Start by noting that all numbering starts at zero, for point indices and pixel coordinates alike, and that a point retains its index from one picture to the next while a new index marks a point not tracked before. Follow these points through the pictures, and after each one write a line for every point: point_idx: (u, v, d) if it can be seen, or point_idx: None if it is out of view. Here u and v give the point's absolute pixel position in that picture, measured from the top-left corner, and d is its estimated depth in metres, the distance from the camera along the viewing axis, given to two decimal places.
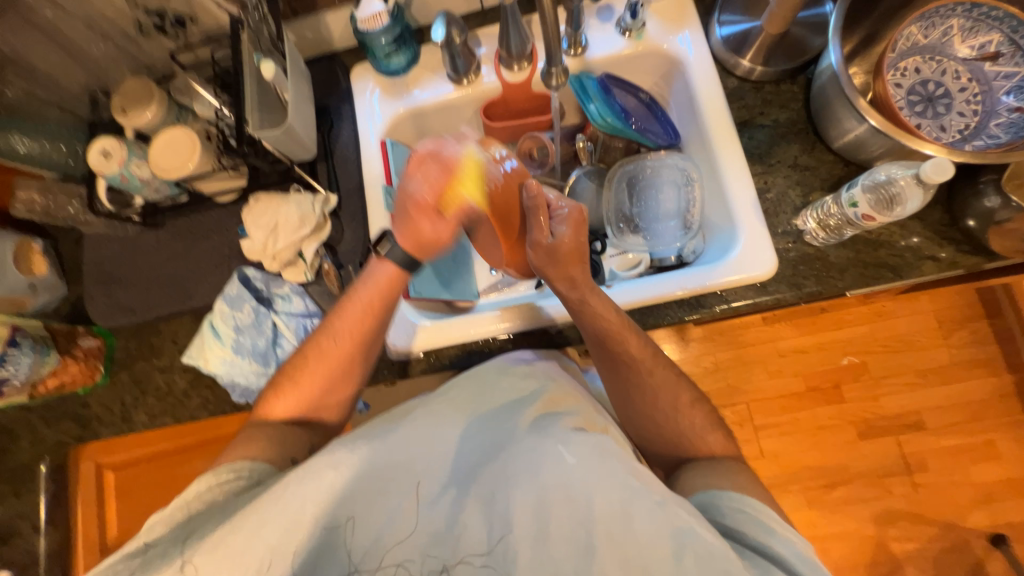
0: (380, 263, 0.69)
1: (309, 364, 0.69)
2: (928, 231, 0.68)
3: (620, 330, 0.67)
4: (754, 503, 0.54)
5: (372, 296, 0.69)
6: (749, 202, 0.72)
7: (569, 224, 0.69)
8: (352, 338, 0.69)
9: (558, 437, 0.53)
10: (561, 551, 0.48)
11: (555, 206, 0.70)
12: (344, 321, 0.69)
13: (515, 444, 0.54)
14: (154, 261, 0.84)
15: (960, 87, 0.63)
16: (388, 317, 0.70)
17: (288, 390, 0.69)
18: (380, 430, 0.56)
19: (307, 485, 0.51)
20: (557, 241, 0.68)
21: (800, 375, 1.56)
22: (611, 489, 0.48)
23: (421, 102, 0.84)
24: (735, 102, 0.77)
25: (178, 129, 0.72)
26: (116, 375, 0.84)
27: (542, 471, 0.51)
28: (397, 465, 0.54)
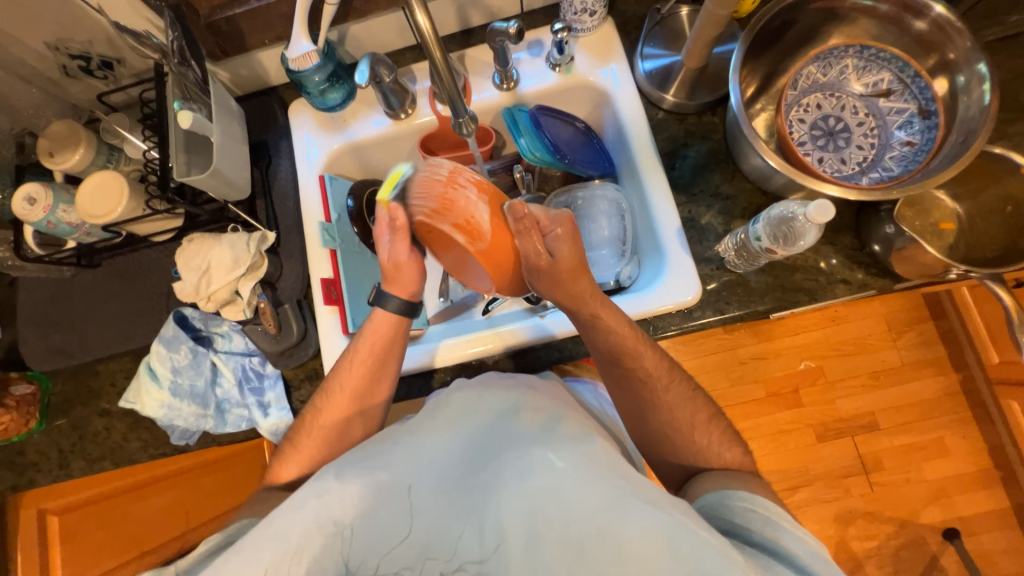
0: (376, 314, 0.69)
1: (310, 428, 0.67)
2: (840, 254, 0.72)
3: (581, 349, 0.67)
4: (765, 503, 0.52)
5: (374, 347, 0.68)
6: (673, 229, 0.75)
7: (564, 235, 0.62)
8: (356, 390, 0.68)
9: (549, 443, 0.54)
10: (554, 552, 0.47)
11: (545, 223, 0.62)
12: (344, 370, 0.68)
13: (506, 453, 0.55)
14: (90, 302, 0.83)
15: (858, 122, 0.67)
16: (390, 366, 0.69)
17: (292, 454, 0.67)
18: (367, 454, 0.54)
19: (300, 510, 0.49)
20: (555, 257, 0.62)
21: (760, 382, 1.60)
22: (601, 488, 0.49)
23: (359, 137, 0.85)
24: (660, 133, 0.80)
25: (107, 173, 0.72)
26: (54, 420, 0.82)
27: (532, 475, 0.52)
28: (385, 480, 0.51)
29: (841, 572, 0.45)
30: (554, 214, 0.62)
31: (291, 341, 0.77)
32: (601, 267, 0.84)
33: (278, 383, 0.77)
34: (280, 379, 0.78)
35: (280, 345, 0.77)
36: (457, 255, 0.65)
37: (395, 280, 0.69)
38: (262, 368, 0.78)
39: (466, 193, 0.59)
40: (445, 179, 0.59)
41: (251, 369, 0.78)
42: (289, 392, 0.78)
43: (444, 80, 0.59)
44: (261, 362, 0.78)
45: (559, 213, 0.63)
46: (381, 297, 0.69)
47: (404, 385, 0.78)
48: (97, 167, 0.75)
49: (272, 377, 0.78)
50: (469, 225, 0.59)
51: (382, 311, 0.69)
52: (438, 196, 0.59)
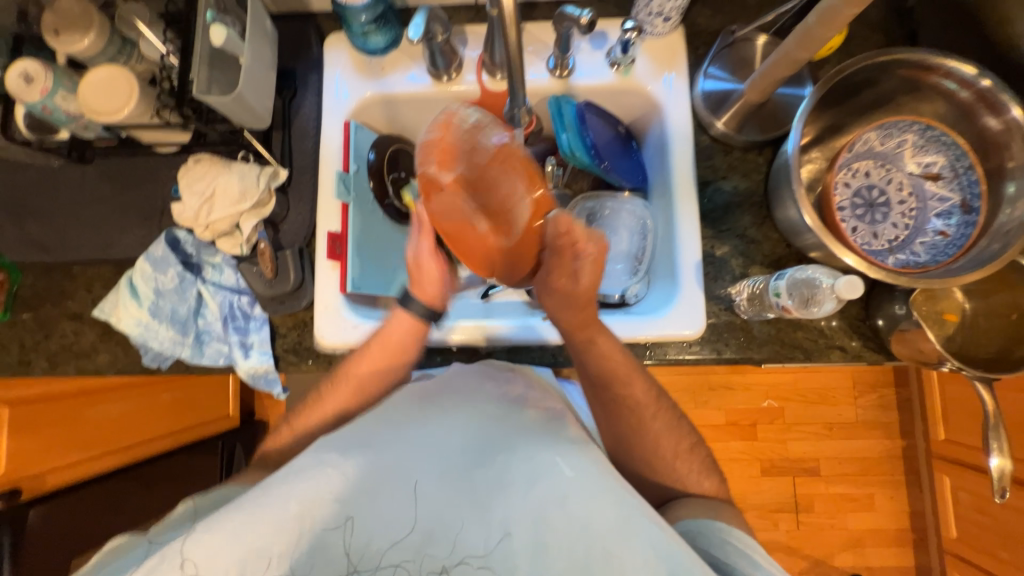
0: (400, 318, 0.68)
1: (312, 409, 0.69)
2: (844, 321, 0.73)
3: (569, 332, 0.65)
4: (742, 536, 0.55)
5: (389, 345, 0.68)
6: (692, 261, 0.74)
7: (593, 258, 0.61)
8: (370, 379, 0.68)
9: (556, 447, 0.53)
10: (558, 566, 0.48)
11: (582, 245, 0.60)
12: (353, 363, 0.68)
13: (512, 446, 0.55)
14: (76, 200, 0.78)
15: (899, 199, 0.67)
16: (403, 367, 0.69)
17: (286, 434, 0.69)
18: (369, 437, 0.54)
19: (301, 480, 0.49)
20: (577, 279, 0.62)
21: (724, 411, 1.65)
22: (610, 506, 0.49)
23: (395, 90, 0.80)
24: (703, 161, 0.78)
25: (115, 68, 0.65)
26: (20, 314, 0.79)
27: (539, 481, 0.51)
28: (388, 464, 0.52)
29: None
30: (594, 237, 0.60)
31: (286, 288, 0.74)
32: (609, 279, 0.83)
33: (264, 326, 0.75)
34: (266, 323, 0.75)
35: (274, 291, 0.74)
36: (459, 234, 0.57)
37: (426, 284, 0.69)
38: (249, 309, 0.75)
39: (513, 175, 0.55)
40: (493, 153, 0.55)
41: (238, 308, 0.75)
42: (273, 338, 0.76)
43: (516, 72, 0.57)
44: (250, 303, 0.75)
45: (598, 236, 0.61)
46: (406, 300, 0.69)
47: None
48: (105, 58, 0.69)
49: (258, 320, 0.75)
50: (503, 216, 0.56)
51: (404, 316, 0.68)
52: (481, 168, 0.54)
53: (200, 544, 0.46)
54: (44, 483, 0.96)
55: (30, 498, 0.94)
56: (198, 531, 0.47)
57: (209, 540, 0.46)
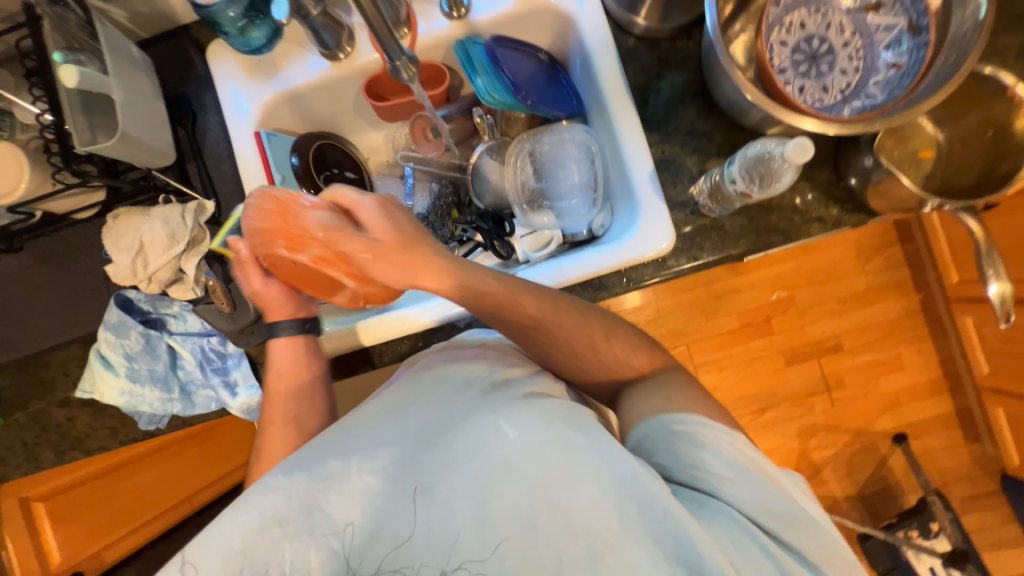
0: (275, 345, 0.71)
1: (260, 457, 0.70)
2: (817, 191, 0.69)
3: (510, 299, 0.60)
4: (683, 420, 0.55)
5: (280, 376, 0.70)
6: (645, 174, 0.70)
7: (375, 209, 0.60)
8: (285, 402, 0.70)
9: (498, 411, 0.52)
10: (507, 528, 0.48)
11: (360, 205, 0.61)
12: (270, 405, 0.71)
13: (452, 422, 0.54)
14: (20, 290, 0.76)
15: (843, 42, 0.61)
16: (307, 380, 0.71)
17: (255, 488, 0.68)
18: (311, 455, 0.54)
19: (255, 505, 0.51)
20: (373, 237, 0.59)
21: (735, 314, 1.62)
22: (555, 455, 0.50)
23: (295, 83, 0.75)
24: (632, 64, 0.73)
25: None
26: (11, 415, 0.79)
27: (483, 450, 0.50)
28: (331, 476, 0.52)
29: (753, 480, 0.52)
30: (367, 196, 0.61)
31: (250, 318, 0.71)
32: (571, 217, 0.78)
33: (243, 361, 0.74)
34: (244, 357, 0.75)
35: (237, 324, 0.71)
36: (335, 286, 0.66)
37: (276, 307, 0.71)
38: (223, 348, 0.75)
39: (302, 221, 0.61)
40: (277, 209, 0.61)
41: (211, 350, 0.74)
42: (255, 369, 0.75)
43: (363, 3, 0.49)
44: (221, 342, 0.75)
45: (364, 198, 0.60)
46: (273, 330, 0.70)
47: (373, 353, 0.73)
48: None
49: (235, 357, 0.75)
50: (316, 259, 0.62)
51: (278, 341, 0.71)
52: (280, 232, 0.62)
53: (195, 546, 0.51)
54: (103, 559, 1.04)
55: (92, 575, 1.02)
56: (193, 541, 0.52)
57: (200, 545, 0.51)
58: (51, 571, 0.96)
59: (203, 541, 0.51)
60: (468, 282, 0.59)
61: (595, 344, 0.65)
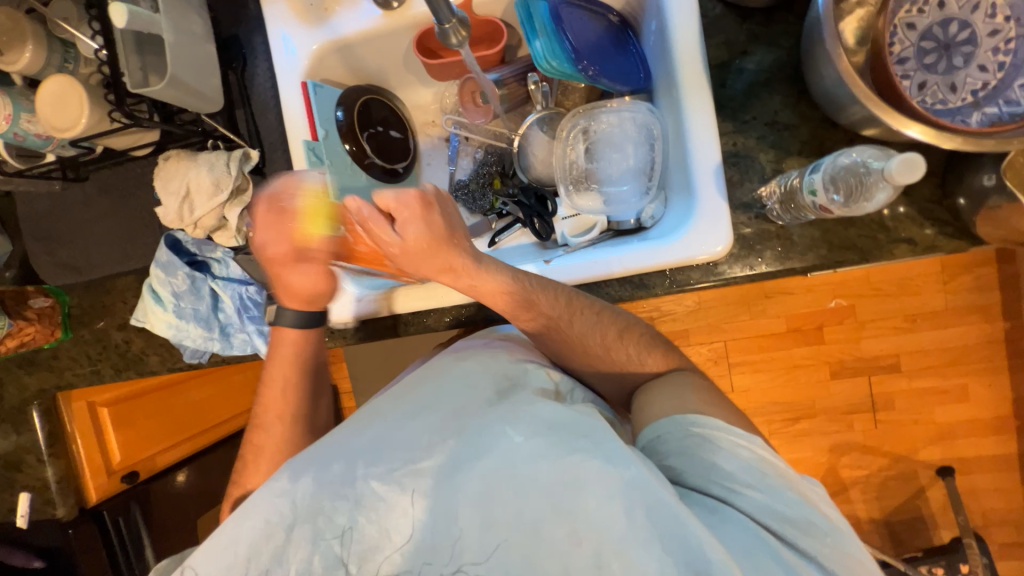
0: (280, 333, 0.69)
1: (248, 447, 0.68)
2: (911, 207, 0.59)
3: (525, 301, 0.61)
4: (703, 424, 0.51)
5: (290, 350, 0.69)
6: (710, 166, 0.62)
7: (408, 213, 0.58)
8: (294, 383, 0.69)
9: (505, 416, 0.52)
10: (512, 539, 0.46)
11: (397, 208, 0.58)
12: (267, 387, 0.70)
13: (460, 426, 0.52)
14: (85, 218, 0.81)
15: (991, 30, 0.49)
16: (317, 367, 0.71)
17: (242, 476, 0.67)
18: (314, 452, 0.54)
19: (264, 500, 0.50)
20: (406, 241, 0.59)
21: (785, 317, 1.50)
22: (560, 463, 0.48)
23: (345, 32, 0.71)
24: (715, 37, 0.63)
25: (63, 78, 0.63)
26: (77, 331, 0.87)
27: (488, 452, 0.50)
28: (339, 478, 0.50)
29: (773, 482, 0.48)
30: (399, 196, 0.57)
31: None
32: (618, 205, 0.72)
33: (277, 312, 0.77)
34: None
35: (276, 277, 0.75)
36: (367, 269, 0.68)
37: (303, 300, 0.68)
38: (259, 298, 0.78)
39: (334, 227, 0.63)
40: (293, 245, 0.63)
41: (249, 299, 0.78)
42: None
43: None
44: (258, 292, 0.78)
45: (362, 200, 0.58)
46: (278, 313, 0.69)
47: (400, 322, 0.73)
48: (54, 68, 0.66)
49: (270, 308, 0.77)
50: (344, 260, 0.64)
51: (283, 329, 0.69)
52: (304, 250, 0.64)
53: (199, 555, 0.50)
54: (156, 463, 1.15)
55: (147, 476, 1.12)
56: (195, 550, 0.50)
57: (208, 550, 0.49)
58: (113, 469, 1.05)
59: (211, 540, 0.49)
60: (492, 282, 0.60)
61: (615, 346, 0.63)
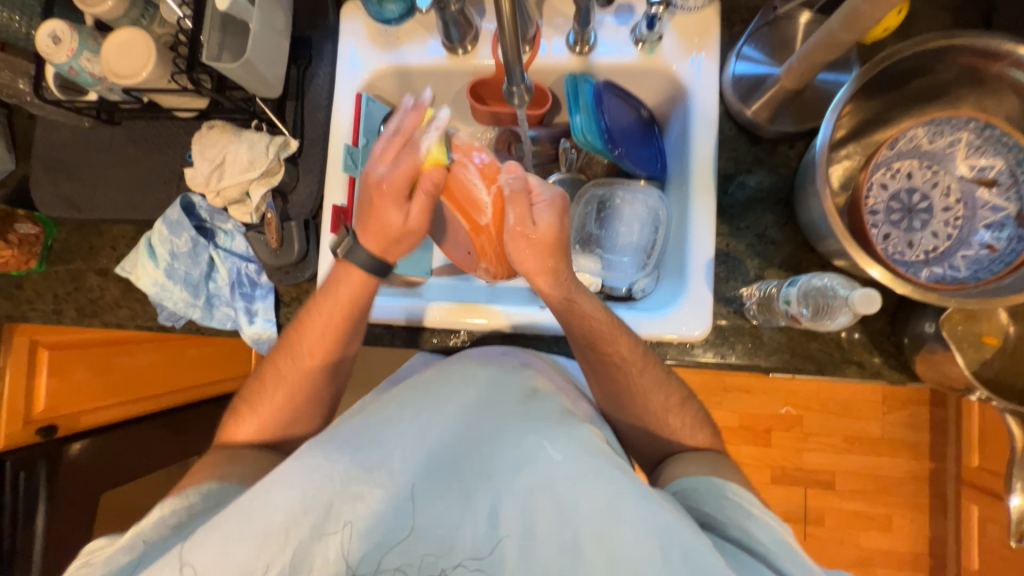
0: (344, 267, 0.67)
1: (266, 389, 0.69)
2: (866, 335, 0.68)
3: (610, 333, 0.63)
4: (736, 490, 0.55)
5: (341, 307, 0.67)
6: (704, 258, 0.69)
7: (552, 206, 0.60)
8: (327, 339, 0.68)
9: (545, 433, 0.53)
10: (549, 551, 0.47)
11: (536, 192, 0.60)
12: (309, 326, 0.68)
13: (499, 437, 0.55)
14: (102, 160, 0.81)
15: (944, 206, 0.60)
16: (359, 321, 0.69)
17: (247, 415, 0.69)
18: (353, 437, 0.53)
19: (290, 487, 0.47)
20: (535, 228, 0.59)
21: (738, 413, 1.57)
22: (600, 487, 0.48)
23: (409, 61, 0.78)
24: (727, 152, 0.73)
25: (136, 30, 0.66)
26: (52, 266, 0.84)
27: (527, 465, 0.51)
28: (374, 467, 0.50)
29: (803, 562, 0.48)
30: (549, 186, 0.60)
31: (290, 259, 0.75)
32: (617, 272, 0.79)
33: (269, 295, 0.77)
34: (271, 292, 0.78)
35: (278, 260, 0.75)
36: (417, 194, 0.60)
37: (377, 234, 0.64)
38: (256, 277, 0.78)
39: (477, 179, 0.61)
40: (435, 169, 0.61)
41: (245, 275, 0.77)
42: (277, 307, 0.78)
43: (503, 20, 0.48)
44: (256, 272, 0.78)
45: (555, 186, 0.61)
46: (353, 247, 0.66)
47: (388, 332, 0.77)
48: (128, 20, 0.69)
49: (264, 289, 0.78)
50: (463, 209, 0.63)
51: (353, 269, 0.66)
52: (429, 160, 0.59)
53: (196, 548, 0.45)
54: (78, 423, 1.06)
55: (65, 433, 1.04)
56: (194, 540, 0.46)
57: (210, 542, 0.45)
58: (32, 418, 0.97)
59: (219, 528, 0.46)
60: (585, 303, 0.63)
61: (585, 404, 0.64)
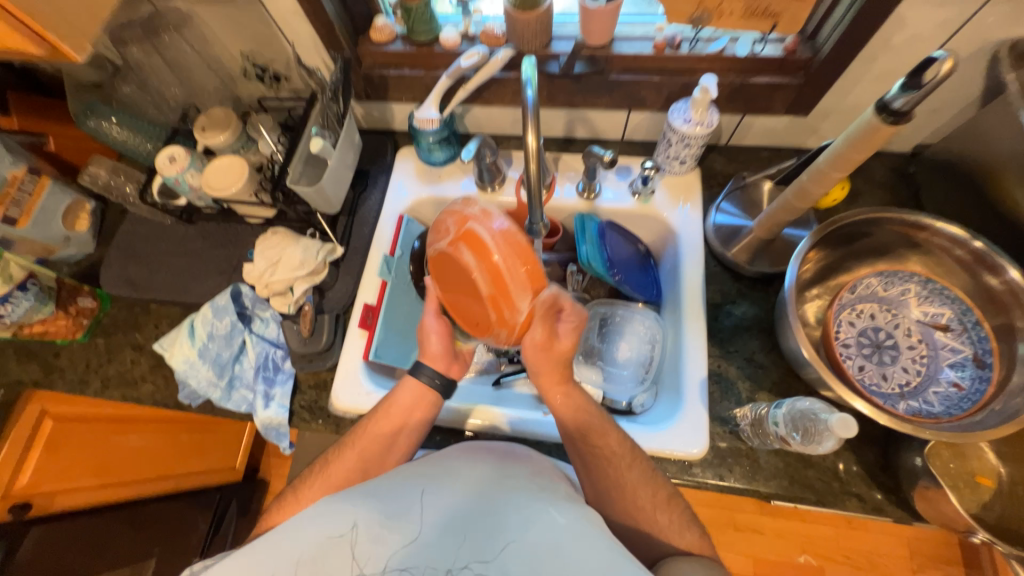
0: (408, 382, 0.69)
1: (315, 480, 0.67)
2: (861, 466, 0.69)
3: (601, 427, 0.65)
4: None
5: (397, 420, 0.68)
6: (698, 377, 0.75)
7: (576, 322, 0.64)
8: (382, 446, 0.68)
9: (551, 501, 0.54)
10: None
11: (566, 312, 0.63)
12: (366, 432, 0.68)
13: (506, 501, 0.54)
14: (171, 250, 0.94)
15: (908, 344, 0.67)
16: (413, 434, 0.69)
17: (289, 506, 0.66)
18: (370, 489, 0.55)
19: (317, 520, 0.52)
20: (555, 342, 0.64)
21: (750, 558, 1.43)
22: (599, 553, 0.48)
23: (446, 194, 0.95)
24: (714, 284, 0.84)
25: (236, 158, 0.83)
26: (94, 338, 0.91)
27: (531, 528, 0.50)
28: (390, 514, 0.51)
29: None
30: (578, 309, 0.64)
31: (317, 348, 0.83)
32: (617, 385, 0.85)
33: (289, 381, 0.82)
34: (291, 378, 0.83)
35: (306, 348, 0.84)
36: (457, 279, 0.60)
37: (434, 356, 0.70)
38: (281, 362, 0.83)
39: (521, 300, 0.57)
40: (486, 250, 0.56)
41: (272, 360, 0.83)
42: (293, 393, 0.82)
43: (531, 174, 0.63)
44: (282, 357, 0.83)
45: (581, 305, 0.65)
46: (417, 368, 0.70)
47: None
48: (231, 149, 0.86)
49: (286, 374, 0.83)
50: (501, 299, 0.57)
51: (412, 380, 0.69)
52: (477, 238, 0.57)
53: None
54: (53, 504, 0.99)
55: (36, 515, 0.97)
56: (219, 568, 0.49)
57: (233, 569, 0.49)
58: (12, 493, 0.93)
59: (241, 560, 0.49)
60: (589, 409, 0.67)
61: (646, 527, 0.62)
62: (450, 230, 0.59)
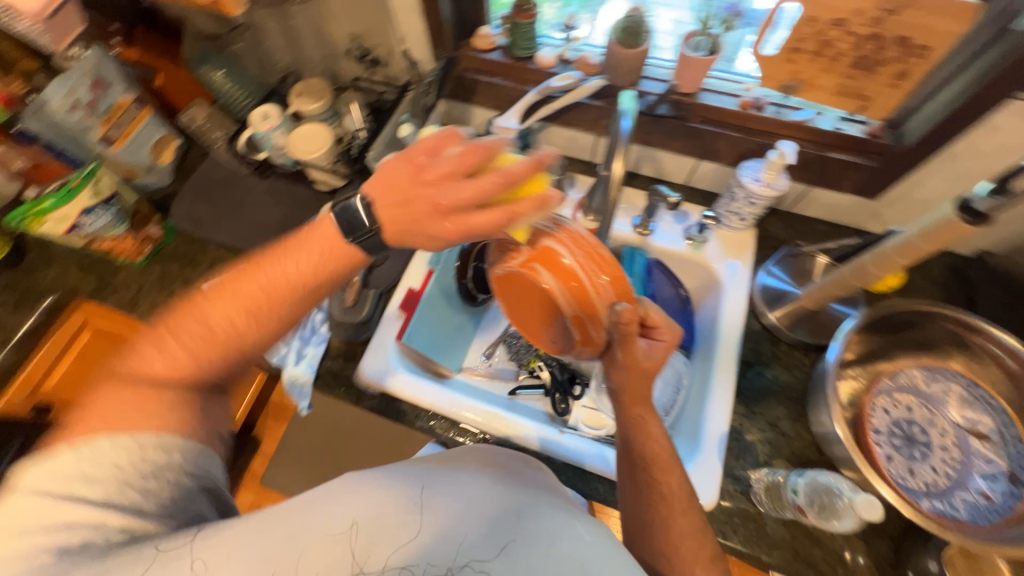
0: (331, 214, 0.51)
1: (192, 315, 0.50)
2: (870, 558, 0.67)
3: (667, 462, 0.60)
4: None
5: (316, 252, 0.50)
6: (719, 429, 0.75)
7: (668, 341, 0.65)
8: (284, 289, 0.50)
9: (574, 514, 0.50)
10: None
11: (657, 328, 0.65)
12: (269, 264, 0.50)
13: (529, 504, 0.51)
14: (240, 199, 0.99)
15: (942, 444, 0.66)
16: (329, 286, 0.52)
17: (158, 339, 0.50)
18: (401, 472, 0.50)
19: (331, 501, 0.47)
20: (647, 358, 0.63)
21: None
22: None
23: None
24: (750, 342, 0.84)
25: (322, 126, 0.88)
26: (152, 264, 0.97)
27: (555, 541, 0.47)
28: (424, 504, 0.47)
29: None
30: (670, 324, 0.65)
31: (355, 319, 0.84)
32: None
33: (322, 344, 0.85)
34: (324, 342, 0.85)
35: (344, 316, 0.84)
36: (538, 297, 0.65)
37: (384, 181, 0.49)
38: (318, 325, 0.86)
39: (604, 317, 0.62)
40: (564, 270, 0.60)
41: (310, 322, 0.86)
42: (324, 356, 0.85)
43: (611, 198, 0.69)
44: (321, 321, 0.86)
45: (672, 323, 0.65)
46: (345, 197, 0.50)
47: (412, 410, 0.81)
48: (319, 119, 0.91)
49: (320, 337, 0.85)
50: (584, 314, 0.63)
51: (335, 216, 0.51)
52: (556, 254, 0.60)
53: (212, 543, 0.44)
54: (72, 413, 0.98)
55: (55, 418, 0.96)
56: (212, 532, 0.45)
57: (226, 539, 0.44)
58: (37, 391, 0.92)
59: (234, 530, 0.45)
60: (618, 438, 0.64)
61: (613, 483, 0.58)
62: (523, 251, 0.61)
